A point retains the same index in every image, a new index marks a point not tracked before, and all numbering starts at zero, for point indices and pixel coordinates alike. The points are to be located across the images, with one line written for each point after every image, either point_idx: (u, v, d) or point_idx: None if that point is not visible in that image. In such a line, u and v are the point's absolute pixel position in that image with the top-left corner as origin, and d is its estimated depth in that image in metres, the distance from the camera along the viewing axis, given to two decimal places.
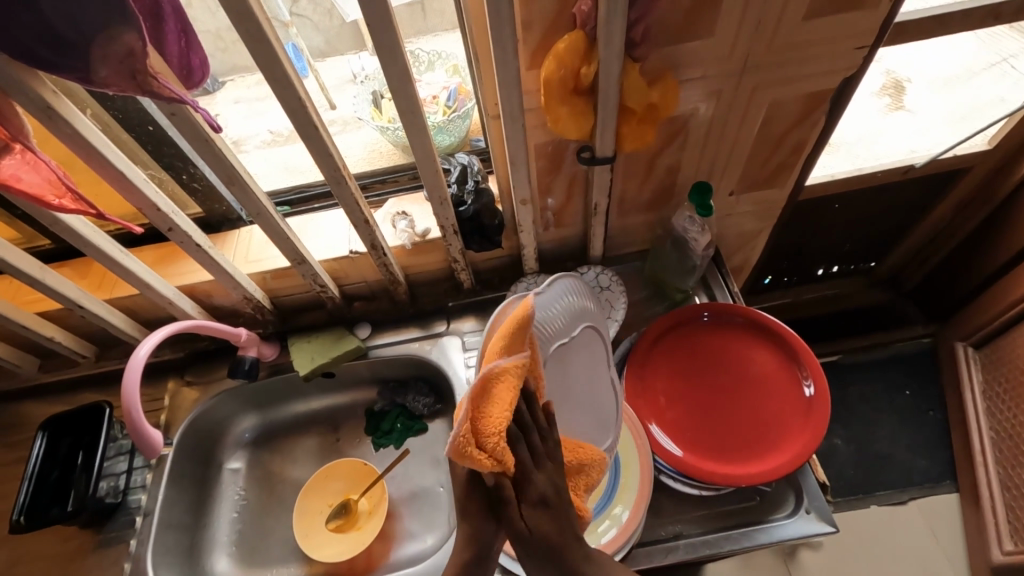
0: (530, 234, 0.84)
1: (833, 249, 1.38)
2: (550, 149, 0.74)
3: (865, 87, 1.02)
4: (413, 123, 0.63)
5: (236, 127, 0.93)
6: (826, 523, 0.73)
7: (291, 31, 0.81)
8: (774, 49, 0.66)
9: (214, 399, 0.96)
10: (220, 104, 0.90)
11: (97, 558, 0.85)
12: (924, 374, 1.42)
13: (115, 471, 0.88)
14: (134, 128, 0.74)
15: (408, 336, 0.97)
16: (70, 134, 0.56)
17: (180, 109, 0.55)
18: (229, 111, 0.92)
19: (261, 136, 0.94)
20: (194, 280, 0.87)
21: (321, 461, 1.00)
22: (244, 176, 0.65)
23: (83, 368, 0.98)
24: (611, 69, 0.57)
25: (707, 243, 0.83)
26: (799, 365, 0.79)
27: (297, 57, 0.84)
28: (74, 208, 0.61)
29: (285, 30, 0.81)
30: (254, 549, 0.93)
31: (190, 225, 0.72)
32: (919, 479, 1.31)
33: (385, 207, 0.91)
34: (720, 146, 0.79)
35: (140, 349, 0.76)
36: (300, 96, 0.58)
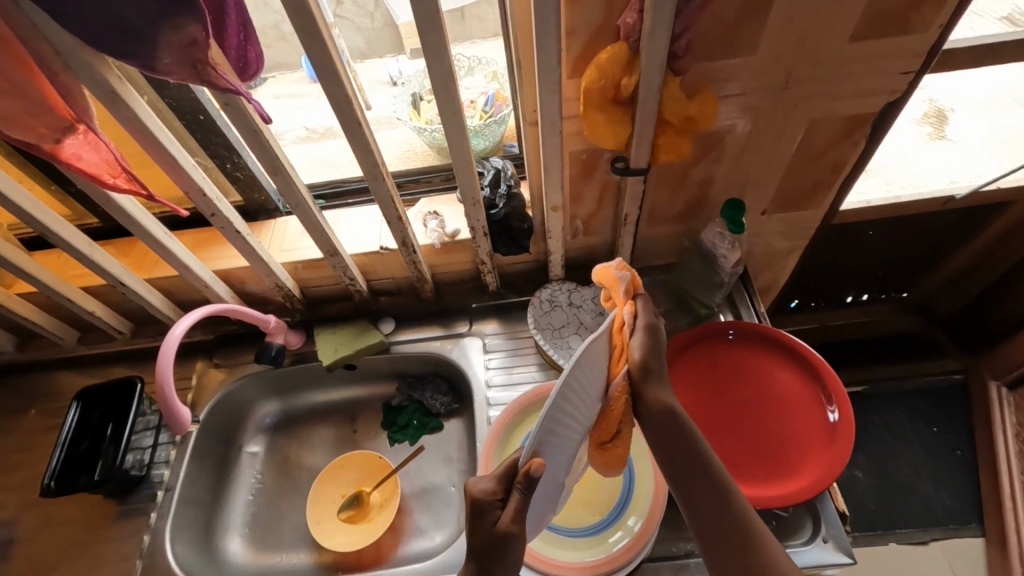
0: (558, 241, 0.85)
1: (865, 276, 1.35)
2: (584, 157, 0.74)
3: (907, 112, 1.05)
4: (454, 125, 0.65)
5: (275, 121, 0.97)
6: (843, 554, 0.72)
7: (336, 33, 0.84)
8: (817, 69, 0.65)
9: (239, 382, 0.98)
10: (261, 98, 0.96)
11: (118, 529, 0.88)
12: (954, 410, 1.37)
13: (142, 445, 0.90)
14: (186, 116, 0.77)
15: (430, 334, 0.99)
16: (130, 118, 0.59)
17: (233, 99, 0.57)
18: (268, 105, 0.97)
19: (298, 131, 0.97)
20: (229, 265, 0.90)
21: (337, 451, 1.02)
22: (287, 167, 0.67)
23: (118, 344, 1.02)
24: (652, 81, 0.58)
25: (735, 260, 0.82)
26: (824, 389, 0.78)
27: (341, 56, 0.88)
28: (127, 186, 0.64)
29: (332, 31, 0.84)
30: (266, 533, 0.94)
31: (231, 212, 0.75)
32: (944, 519, 1.27)
33: (417, 206, 0.93)
34: (755, 164, 0.78)
35: (176, 327, 0.78)
36: (347, 92, 0.60)
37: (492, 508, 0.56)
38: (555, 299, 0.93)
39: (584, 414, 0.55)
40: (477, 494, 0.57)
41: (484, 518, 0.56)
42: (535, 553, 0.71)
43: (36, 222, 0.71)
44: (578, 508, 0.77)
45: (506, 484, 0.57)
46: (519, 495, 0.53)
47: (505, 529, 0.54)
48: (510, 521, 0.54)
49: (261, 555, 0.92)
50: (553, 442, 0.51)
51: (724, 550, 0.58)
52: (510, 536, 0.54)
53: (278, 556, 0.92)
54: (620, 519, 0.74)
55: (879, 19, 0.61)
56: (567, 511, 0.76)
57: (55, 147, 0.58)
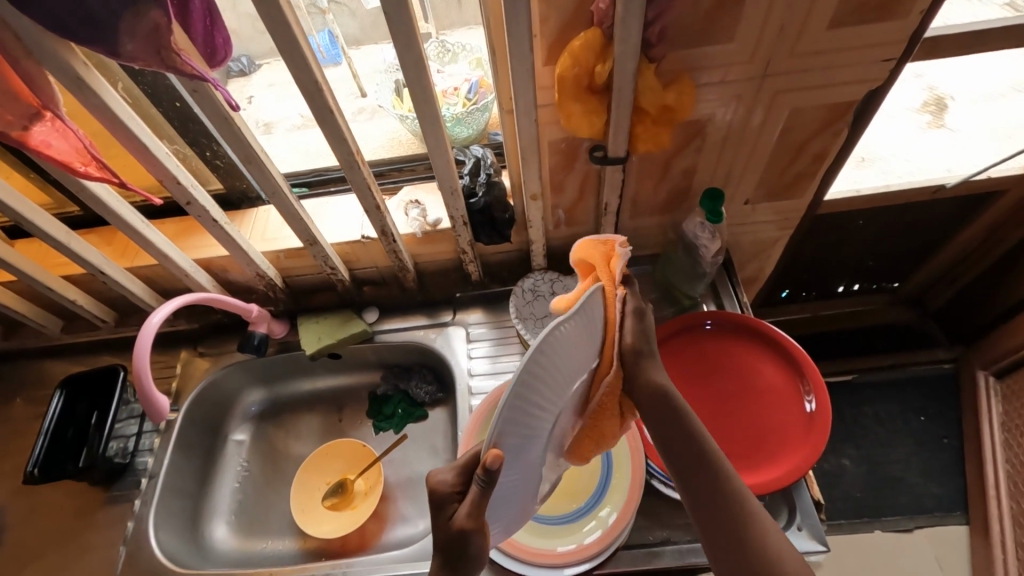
0: (539, 230, 0.84)
1: (856, 265, 1.34)
2: (564, 146, 0.74)
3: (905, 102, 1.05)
4: (429, 114, 0.64)
5: (268, 109, 0.95)
6: (818, 542, 0.72)
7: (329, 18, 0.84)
8: (797, 56, 0.64)
9: (224, 371, 0.99)
10: (255, 86, 0.94)
11: (102, 516, 0.88)
12: (942, 400, 1.38)
13: (126, 433, 0.91)
14: (162, 103, 0.77)
15: (415, 324, 0.99)
16: (98, 106, 0.58)
17: (201, 86, 0.57)
18: (263, 94, 0.95)
19: (293, 119, 0.96)
20: (210, 254, 0.90)
21: (323, 439, 1.02)
22: (261, 155, 0.67)
23: (102, 332, 1.02)
24: (626, 68, 0.57)
25: (716, 250, 0.82)
26: (803, 379, 0.78)
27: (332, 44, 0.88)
28: (98, 175, 0.64)
29: (322, 17, 0.83)
30: (252, 521, 0.95)
31: (207, 200, 0.74)
32: (930, 507, 1.28)
33: (399, 195, 0.92)
34: (736, 154, 0.78)
35: (154, 316, 0.78)
36: (317, 80, 0.59)
37: (449, 500, 0.54)
38: (537, 288, 0.92)
39: (555, 406, 0.51)
40: (437, 485, 0.55)
41: (442, 510, 0.54)
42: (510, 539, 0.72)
43: (11, 210, 0.70)
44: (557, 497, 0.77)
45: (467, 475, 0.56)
46: (476, 490, 0.49)
47: (460, 524, 0.51)
48: (465, 517, 0.51)
49: (247, 542, 0.93)
50: (515, 432, 0.47)
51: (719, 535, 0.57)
52: (466, 534, 0.51)
53: (263, 542, 0.93)
54: (594, 509, 0.75)
55: (857, 6, 0.60)
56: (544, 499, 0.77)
57: (23, 135, 0.57)
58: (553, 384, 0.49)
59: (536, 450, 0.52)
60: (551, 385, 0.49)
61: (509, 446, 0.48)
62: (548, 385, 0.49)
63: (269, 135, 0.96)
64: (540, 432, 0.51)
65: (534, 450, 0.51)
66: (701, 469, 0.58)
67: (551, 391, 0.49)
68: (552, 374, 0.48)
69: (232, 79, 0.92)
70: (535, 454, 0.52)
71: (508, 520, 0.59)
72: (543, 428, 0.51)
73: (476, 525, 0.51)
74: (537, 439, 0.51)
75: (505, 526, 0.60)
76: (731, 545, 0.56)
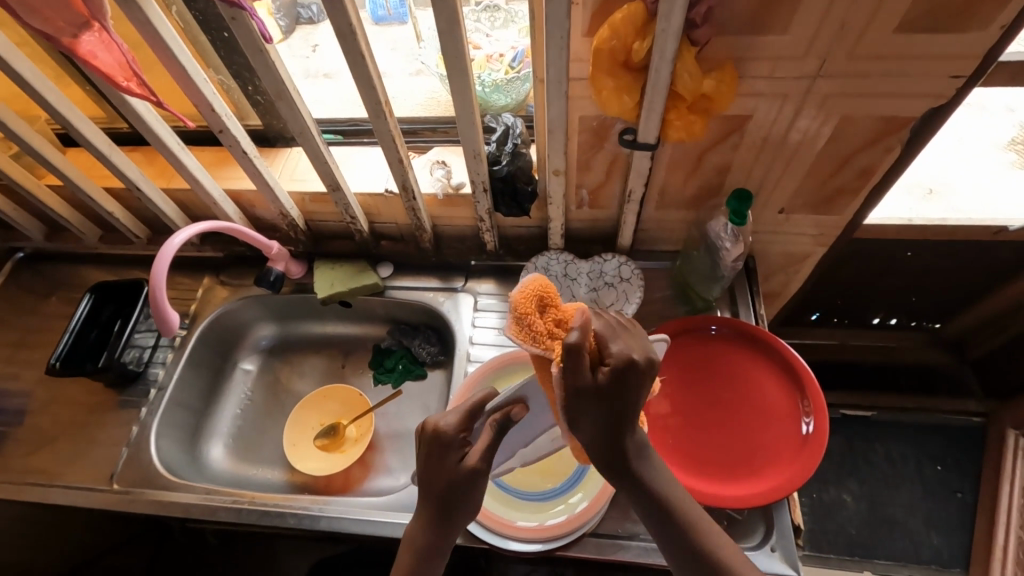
0: (559, 208, 0.83)
1: (895, 298, 1.27)
2: (595, 124, 0.72)
3: (993, 135, 0.99)
4: (459, 72, 0.63)
5: (331, 58, 0.95)
6: (789, 566, 0.70)
7: None
8: (855, 59, 0.60)
9: (240, 301, 1.03)
10: (321, 34, 0.95)
11: (112, 416, 0.94)
12: (963, 453, 1.31)
13: (143, 344, 0.96)
14: (211, 32, 0.78)
15: (426, 285, 1.00)
16: (141, 21, 0.60)
17: (239, 13, 0.58)
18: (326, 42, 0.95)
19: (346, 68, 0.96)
20: (240, 187, 0.93)
21: (324, 381, 1.06)
22: (292, 92, 0.68)
23: (135, 248, 1.07)
24: (665, 48, 0.55)
25: (738, 254, 0.79)
26: (804, 398, 0.75)
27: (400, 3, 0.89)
28: (139, 91, 0.66)
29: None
30: (247, 446, 1.00)
31: (239, 131, 0.76)
32: (927, 558, 1.23)
33: (428, 154, 0.93)
34: (776, 157, 0.74)
35: (176, 237, 0.81)
36: (351, 21, 0.59)
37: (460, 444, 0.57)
38: (549, 268, 0.90)
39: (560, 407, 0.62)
40: (441, 429, 0.57)
41: (446, 455, 0.57)
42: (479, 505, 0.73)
43: (60, 117, 0.74)
44: (532, 474, 0.78)
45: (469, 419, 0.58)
46: (491, 435, 0.57)
47: (473, 465, 0.56)
48: (477, 459, 0.56)
49: (239, 465, 0.98)
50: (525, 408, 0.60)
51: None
52: (477, 473, 0.56)
53: (254, 468, 0.97)
54: (566, 493, 0.75)
55: (931, 10, 0.55)
56: (519, 474, 0.78)
57: (73, 42, 0.60)
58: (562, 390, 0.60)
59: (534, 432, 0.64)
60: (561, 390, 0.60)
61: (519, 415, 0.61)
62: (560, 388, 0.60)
63: (329, 82, 0.96)
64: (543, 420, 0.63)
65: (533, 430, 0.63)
66: (665, 521, 0.56)
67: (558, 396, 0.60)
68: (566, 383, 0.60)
69: (302, 26, 0.95)
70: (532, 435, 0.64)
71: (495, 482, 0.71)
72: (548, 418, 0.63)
73: (486, 468, 0.56)
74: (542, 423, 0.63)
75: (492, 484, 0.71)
76: None
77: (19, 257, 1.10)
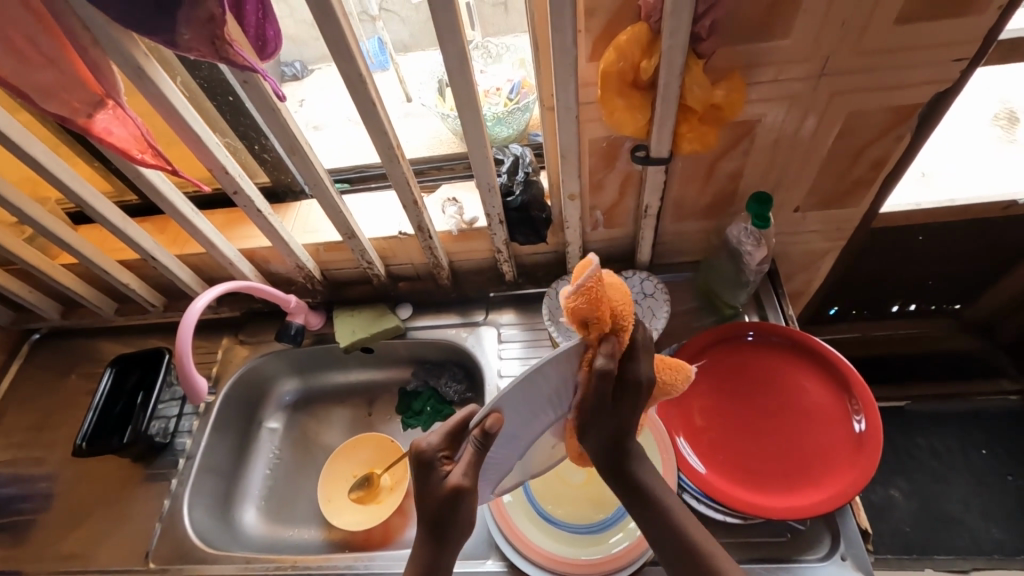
0: (576, 231, 0.83)
1: (915, 285, 1.25)
2: (604, 145, 0.72)
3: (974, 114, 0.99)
4: (469, 109, 0.64)
5: (317, 109, 0.98)
6: (863, 574, 0.67)
7: (378, 25, 0.86)
8: (858, 55, 0.61)
9: (262, 358, 1.02)
10: (305, 89, 0.98)
11: (142, 492, 0.91)
12: (1008, 435, 1.28)
13: (168, 414, 0.94)
14: (217, 97, 0.80)
15: (447, 322, 0.99)
16: (155, 94, 0.61)
17: (251, 76, 0.58)
18: (312, 95, 0.98)
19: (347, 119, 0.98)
20: (255, 244, 0.93)
21: (353, 432, 1.04)
22: (305, 146, 0.68)
23: (152, 316, 1.06)
24: (673, 64, 0.55)
25: (762, 257, 0.78)
26: (852, 398, 0.73)
27: (379, 49, 0.92)
28: (154, 162, 0.66)
29: (373, 25, 0.86)
30: (280, 507, 0.97)
31: (253, 190, 0.76)
32: (989, 549, 1.18)
33: (438, 192, 0.93)
34: (787, 158, 0.74)
35: (197, 301, 0.80)
36: (360, 70, 0.59)
37: (440, 463, 0.57)
38: None
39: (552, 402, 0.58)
40: (424, 449, 0.57)
41: (430, 475, 0.57)
42: (533, 546, 0.70)
43: (75, 195, 0.74)
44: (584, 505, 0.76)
45: (455, 439, 0.59)
46: (472, 451, 0.55)
47: (456, 482, 0.55)
48: (460, 475, 0.55)
49: (274, 528, 0.95)
50: (515, 411, 0.55)
51: None
52: (460, 491, 0.55)
53: (291, 530, 0.94)
54: (623, 519, 0.72)
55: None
56: (567, 506, 0.76)
57: (88, 122, 0.61)
58: (554, 386, 0.56)
59: (527, 431, 0.59)
60: (552, 386, 0.56)
61: (510, 421, 0.56)
62: (556, 384, 0.56)
63: (319, 134, 0.99)
64: (535, 417, 0.58)
65: (527, 429, 0.59)
66: (659, 528, 0.60)
67: (549, 391, 0.56)
68: (562, 379, 0.56)
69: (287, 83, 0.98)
70: (526, 434, 0.60)
71: (489, 492, 0.65)
72: (541, 413, 0.58)
73: (470, 485, 0.55)
74: (533, 421, 0.59)
75: (488, 494, 0.65)
76: None
77: (35, 337, 1.10)
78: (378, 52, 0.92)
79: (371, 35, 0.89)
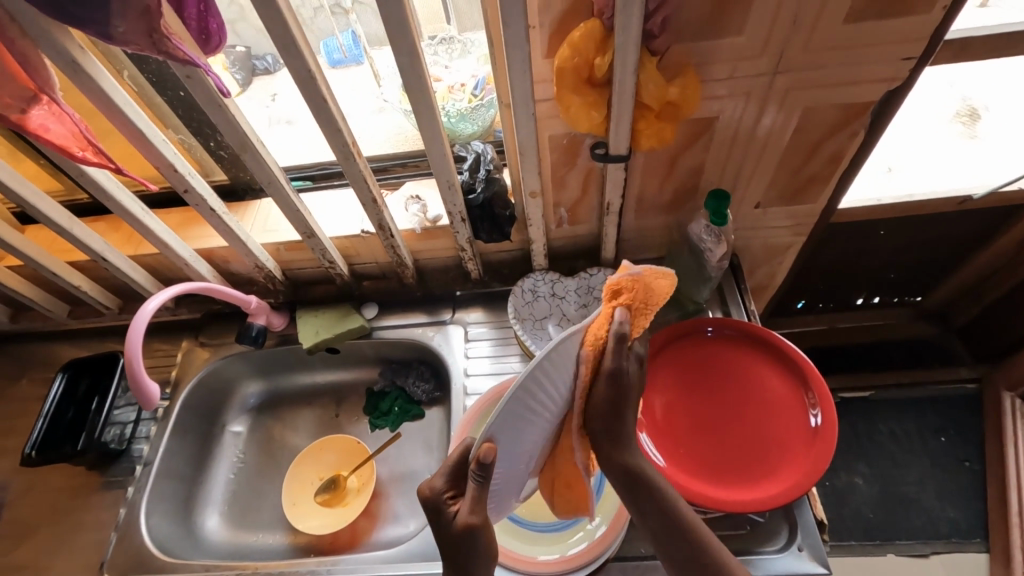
0: (539, 228, 0.82)
1: (876, 278, 1.28)
2: (565, 142, 0.72)
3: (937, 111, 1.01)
4: (424, 106, 0.63)
5: (290, 105, 0.95)
6: (819, 563, 0.68)
7: (351, 19, 0.83)
8: (809, 53, 0.62)
9: (222, 361, 0.99)
10: (280, 82, 0.95)
11: (97, 500, 0.89)
12: (965, 420, 1.32)
13: (124, 419, 0.91)
14: (167, 91, 0.77)
15: (414, 321, 0.98)
16: (93, 89, 0.58)
17: (194, 71, 0.56)
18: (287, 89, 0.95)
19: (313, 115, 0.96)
20: (211, 244, 0.90)
21: (319, 434, 1.02)
22: (256, 143, 0.66)
23: (107, 319, 1.03)
24: (627, 60, 0.55)
25: (722, 254, 0.79)
26: (809, 391, 0.74)
27: (354, 43, 0.88)
28: (95, 160, 0.64)
29: (345, 18, 0.84)
30: (244, 513, 0.95)
31: (206, 189, 0.74)
32: (947, 532, 1.22)
33: (401, 190, 0.92)
34: (745, 155, 0.75)
35: (149, 303, 0.78)
36: (309, 66, 0.57)
37: (447, 505, 0.55)
38: (537, 289, 0.89)
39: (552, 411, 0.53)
40: (428, 493, 0.55)
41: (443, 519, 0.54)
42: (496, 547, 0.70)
43: (15, 194, 0.71)
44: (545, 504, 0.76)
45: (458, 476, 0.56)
46: (474, 487, 0.51)
47: (465, 521, 0.52)
48: (470, 514, 0.52)
49: (237, 534, 0.93)
50: (513, 433, 0.50)
51: (672, 547, 0.60)
52: (473, 531, 0.52)
53: (254, 535, 0.92)
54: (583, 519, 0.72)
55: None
56: (532, 505, 0.76)
57: (22, 118, 0.58)
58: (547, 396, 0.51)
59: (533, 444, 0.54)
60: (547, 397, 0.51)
61: (507, 444, 0.51)
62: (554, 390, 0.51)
63: (293, 129, 0.96)
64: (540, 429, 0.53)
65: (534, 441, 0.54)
66: (640, 490, 0.59)
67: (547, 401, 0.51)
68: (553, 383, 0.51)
69: (259, 76, 0.95)
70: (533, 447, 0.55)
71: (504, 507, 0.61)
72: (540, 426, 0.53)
73: (481, 520, 0.52)
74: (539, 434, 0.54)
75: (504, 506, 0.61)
76: (678, 549, 0.59)
77: None
78: (354, 44, 0.89)
79: (346, 27, 0.86)
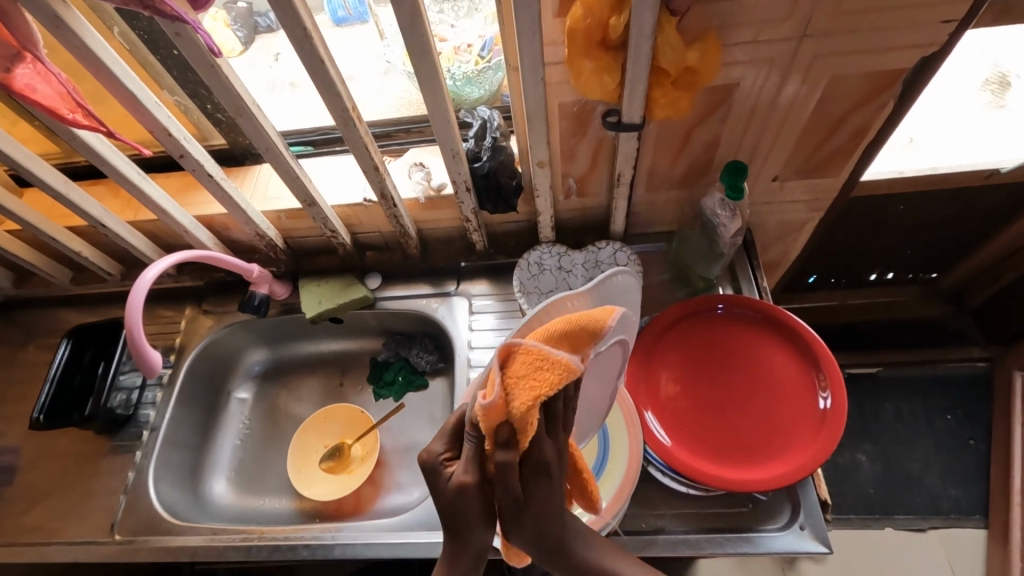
0: (547, 200, 0.80)
1: (892, 254, 1.25)
2: (575, 110, 0.68)
3: None
4: (427, 69, 0.59)
5: (292, 65, 0.90)
6: (819, 543, 0.68)
7: None
8: (841, 15, 0.57)
9: (226, 329, 0.99)
10: (282, 42, 0.90)
11: (106, 464, 0.90)
12: (972, 399, 1.31)
13: (130, 385, 0.92)
14: (160, 51, 0.74)
15: (418, 292, 0.96)
16: (79, 48, 0.55)
17: (183, 28, 0.53)
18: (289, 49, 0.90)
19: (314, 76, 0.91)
20: (211, 211, 0.88)
21: (324, 403, 1.02)
22: (252, 108, 0.64)
23: (110, 285, 1.03)
24: (644, 23, 0.51)
25: (737, 230, 0.76)
26: (820, 373, 0.73)
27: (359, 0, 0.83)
28: (87, 123, 0.61)
29: None
30: (251, 478, 0.96)
31: (202, 154, 0.71)
32: (947, 509, 1.23)
33: (404, 157, 0.89)
34: (765, 126, 0.71)
35: (147, 272, 0.76)
36: (306, 26, 0.54)
37: (443, 469, 0.47)
38: (544, 262, 0.86)
39: None
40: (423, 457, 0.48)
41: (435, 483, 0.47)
42: None
43: (8, 157, 0.69)
44: None
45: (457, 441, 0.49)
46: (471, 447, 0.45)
47: (460, 482, 0.45)
48: (464, 472, 0.46)
49: (244, 498, 0.94)
50: None
51: None
52: (466, 491, 0.45)
53: (260, 500, 0.94)
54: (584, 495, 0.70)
55: None
56: None
57: (6, 77, 0.56)
58: None
59: None
60: None
61: None
62: None
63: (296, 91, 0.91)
64: None
65: None
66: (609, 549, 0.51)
67: None
68: None
69: (261, 34, 0.90)
70: None
71: None
72: None
73: (475, 480, 0.45)
74: None
75: None
76: None
77: None
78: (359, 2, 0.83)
79: None
